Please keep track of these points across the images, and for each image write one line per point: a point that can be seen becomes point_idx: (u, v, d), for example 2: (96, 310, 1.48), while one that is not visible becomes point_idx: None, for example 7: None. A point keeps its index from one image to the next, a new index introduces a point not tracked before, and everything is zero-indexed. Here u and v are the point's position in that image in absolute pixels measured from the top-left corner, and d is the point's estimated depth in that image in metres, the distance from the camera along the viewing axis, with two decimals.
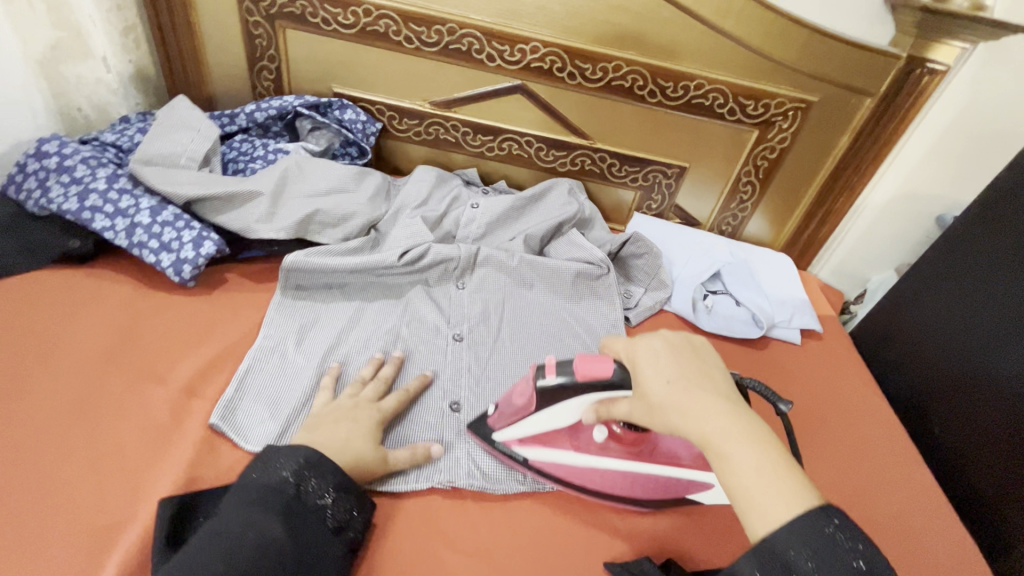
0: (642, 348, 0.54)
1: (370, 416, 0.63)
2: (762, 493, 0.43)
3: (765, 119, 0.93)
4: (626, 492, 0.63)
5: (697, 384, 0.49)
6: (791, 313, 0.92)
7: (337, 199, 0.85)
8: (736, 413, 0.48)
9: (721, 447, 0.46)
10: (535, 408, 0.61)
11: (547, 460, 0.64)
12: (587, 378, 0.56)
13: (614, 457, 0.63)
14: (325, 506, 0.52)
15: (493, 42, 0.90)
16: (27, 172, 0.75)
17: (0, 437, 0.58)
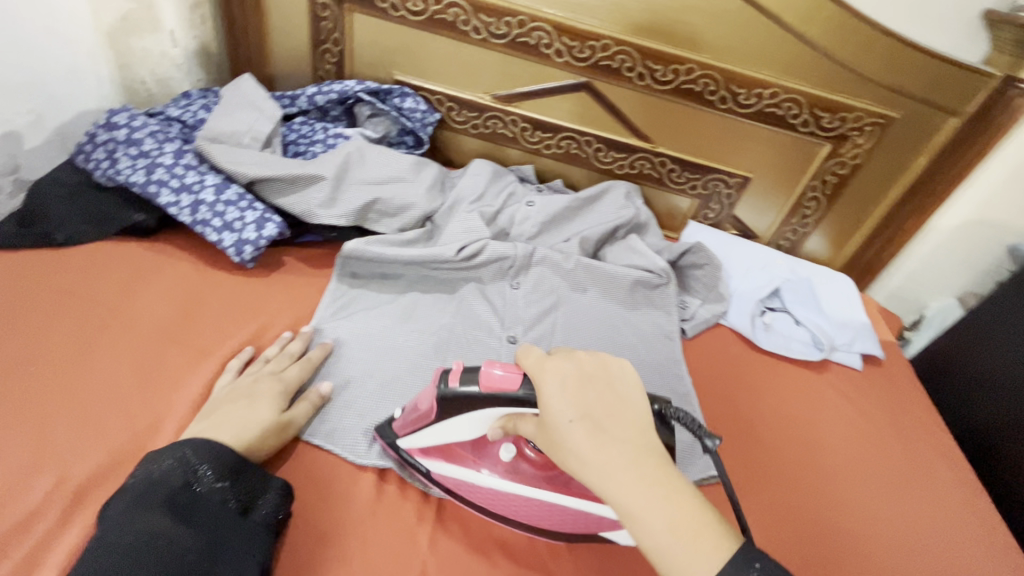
0: (550, 371, 0.48)
1: (268, 389, 0.61)
2: (674, 552, 0.41)
3: (839, 134, 0.89)
4: (532, 520, 0.57)
5: (603, 423, 0.45)
6: (852, 337, 0.88)
7: (395, 188, 0.84)
8: (643, 458, 0.44)
9: (627, 502, 0.42)
10: (435, 417, 0.56)
11: (447, 474, 0.58)
12: (492, 391, 0.51)
13: (522, 478, 0.57)
14: (222, 488, 0.51)
15: (564, 37, 0.87)
16: (97, 142, 0.75)
17: (63, 406, 0.57)
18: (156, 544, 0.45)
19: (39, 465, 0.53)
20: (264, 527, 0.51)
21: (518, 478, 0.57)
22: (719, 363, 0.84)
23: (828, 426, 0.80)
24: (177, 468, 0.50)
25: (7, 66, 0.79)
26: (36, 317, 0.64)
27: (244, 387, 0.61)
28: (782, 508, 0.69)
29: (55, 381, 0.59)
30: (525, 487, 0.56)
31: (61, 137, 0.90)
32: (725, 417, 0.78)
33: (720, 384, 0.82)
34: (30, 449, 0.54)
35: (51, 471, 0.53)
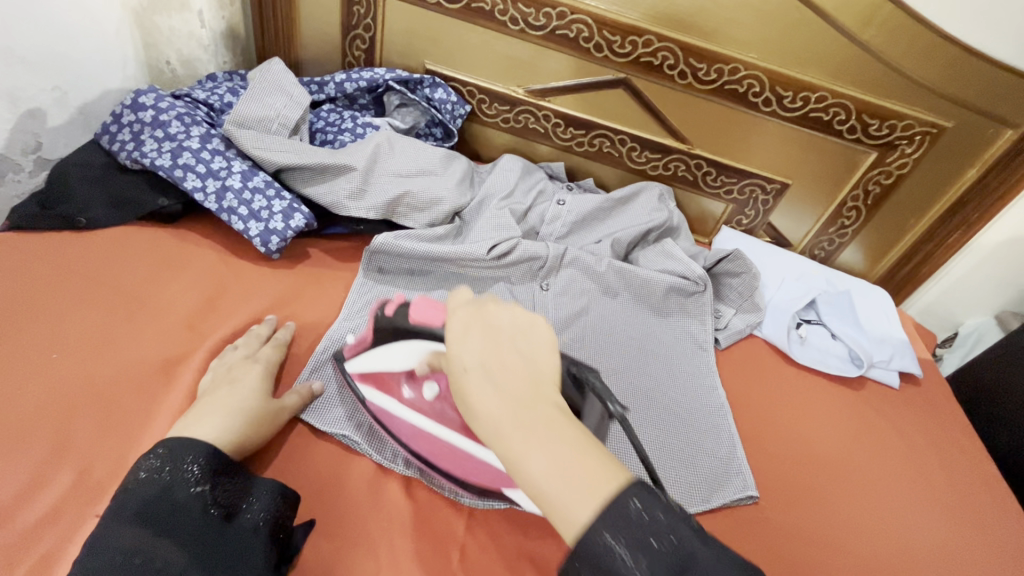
0: (457, 316, 0.45)
1: (247, 371, 0.58)
2: (556, 496, 0.37)
3: (887, 142, 0.86)
4: (440, 463, 0.55)
5: (498, 372, 0.41)
6: (890, 354, 0.85)
7: (425, 182, 0.81)
8: (531, 402, 0.40)
9: (510, 448, 0.38)
10: (371, 342, 0.59)
11: (375, 400, 0.57)
12: (419, 323, 0.55)
13: (444, 420, 0.55)
14: (201, 493, 0.45)
15: (604, 30, 0.84)
16: (123, 123, 0.73)
17: (82, 396, 0.55)
18: (134, 561, 0.40)
19: (60, 458, 0.50)
20: (254, 531, 0.46)
21: (441, 418, 0.55)
22: (753, 376, 0.82)
23: (867, 447, 0.77)
24: (149, 477, 0.45)
25: (34, 40, 0.77)
26: (59, 303, 0.61)
27: (246, 369, 0.58)
28: (823, 532, 0.66)
29: (76, 369, 0.56)
30: (445, 429, 0.55)
31: (84, 116, 0.88)
32: (761, 433, 0.75)
33: (755, 398, 0.79)
34: (49, 441, 0.51)
35: (71, 465, 0.50)
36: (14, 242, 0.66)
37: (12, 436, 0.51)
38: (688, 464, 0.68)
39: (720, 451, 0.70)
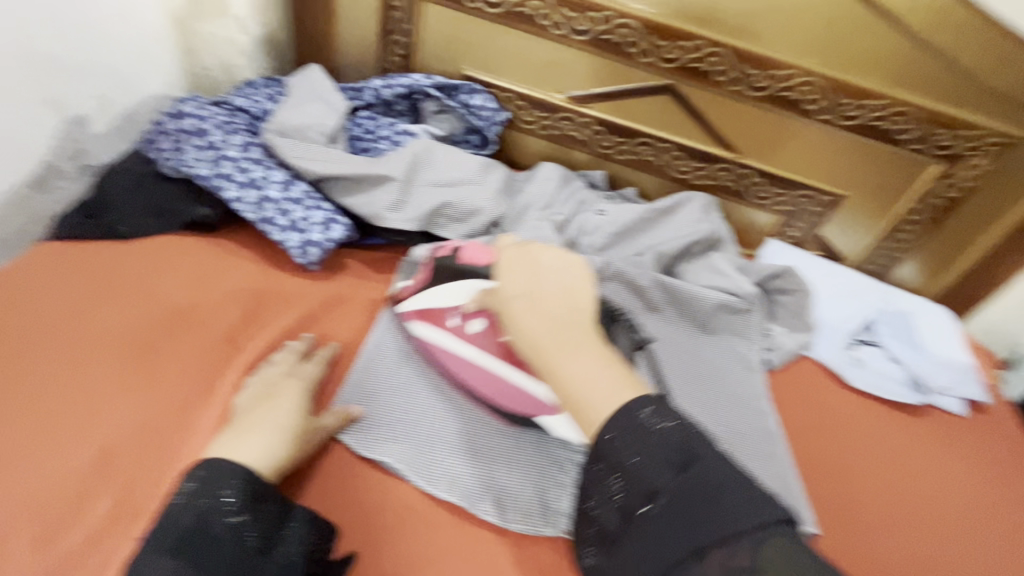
0: (506, 262, 0.57)
1: (295, 388, 0.56)
2: (585, 390, 0.49)
3: (954, 153, 0.81)
4: (483, 392, 0.59)
5: (539, 301, 0.53)
6: (954, 380, 0.80)
7: (464, 191, 0.79)
8: (565, 323, 0.52)
9: (545, 355, 0.51)
10: (424, 283, 0.65)
11: (425, 335, 0.63)
12: (467, 263, 0.64)
13: (488, 351, 0.60)
14: (239, 523, 0.43)
15: (651, 35, 0.81)
16: (164, 132, 0.72)
17: (121, 411, 0.54)
18: None
19: (102, 475, 0.50)
20: (289, 566, 0.44)
21: (485, 350, 0.60)
22: (805, 400, 0.78)
23: (929, 482, 0.72)
24: (187, 504, 0.43)
25: (79, 48, 0.78)
26: (101, 315, 0.61)
27: (286, 385, 0.56)
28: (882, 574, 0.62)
29: (118, 382, 0.56)
30: (489, 358, 0.60)
31: (127, 122, 0.89)
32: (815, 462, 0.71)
33: (806, 423, 0.75)
34: (92, 457, 0.51)
35: (112, 482, 0.50)
36: (59, 252, 0.66)
37: (56, 451, 0.51)
38: None
39: (775, 483, 0.66)
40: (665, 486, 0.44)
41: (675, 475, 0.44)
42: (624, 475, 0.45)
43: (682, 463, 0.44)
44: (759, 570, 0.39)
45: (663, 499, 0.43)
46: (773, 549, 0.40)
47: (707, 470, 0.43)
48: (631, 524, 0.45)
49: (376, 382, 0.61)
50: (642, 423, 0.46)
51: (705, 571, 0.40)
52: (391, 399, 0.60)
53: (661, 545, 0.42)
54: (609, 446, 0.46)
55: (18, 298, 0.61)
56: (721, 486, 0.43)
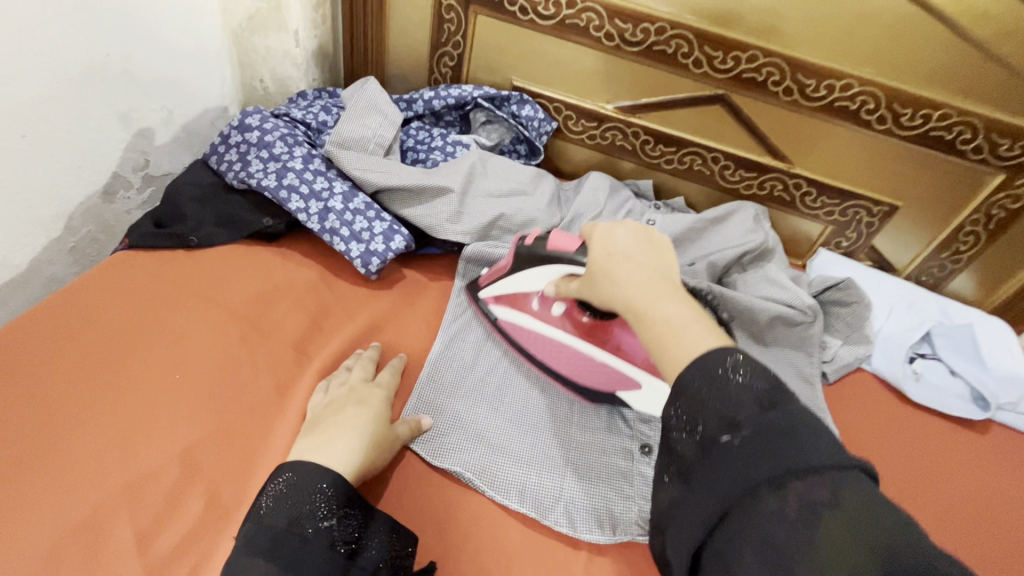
0: (595, 230, 0.55)
1: (376, 395, 0.58)
2: (676, 334, 0.43)
3: (1018, 163, 0.79)
4: (561, 367, 0.65)
5: (635, 257, 0.50)
6: (1019, 395, 0.77)
7: (518, 202, 0.80)
8: (662, 275, 0.48)
9: (639, 301, 0.46)
10: (508, 268, 0.67)
11: (507, 317, 0.69)
12: (554, 249, 0.61)
13: (567, 332, 0.65)
14: (329, 528, 0.44)
15: (705, 46, 0.81)
16: (230, 144, 0.74)
17: (201, 416, 0.56)
18: None
19: (188, 482, 0.51)
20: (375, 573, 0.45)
21: (568, 332, 0.65)
22: (862, 413, 0.77)
23: (996, 503, 0.70)
24: (279, 505, 0.44)
25: (147, 63, 0.80)
26: (178, 323, 0.63)
27: (358, 392, 0.57)
28: None
29: (198, 390, 0.58)
30: (571, 339, 0.65)
31: (186, 134, 0.91)
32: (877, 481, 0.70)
33: (865, 437, 0.74)
34: (177, 464, 0.52)
35: (200, 490, 0.51)
36: (133, 261, 0.68)
37: (143, 458, 0.52)
38: None
39: None
40: (750, 420, 0.36)
41: (760, 410, 0.37)
42: (698, 404, 0.38)
43: (769, 403, 0.37)
44: (840, 509, 0.32)
45: (746, 431, 0.36)
46: (860, 496, 0.33)
47: (800, 414, 0.36)
48: (706, 459, 0.37)
49: (439, 393, 0.63)
50: (725, 365, 0.39)
51: (784, 507, 0.33)
52: (455, 409, 0.61)
53: (731, 474, 0.35)
54: (685, 384, 0.40)
55: (98, 306, 0.63)
56: (811, 428, 0.35)
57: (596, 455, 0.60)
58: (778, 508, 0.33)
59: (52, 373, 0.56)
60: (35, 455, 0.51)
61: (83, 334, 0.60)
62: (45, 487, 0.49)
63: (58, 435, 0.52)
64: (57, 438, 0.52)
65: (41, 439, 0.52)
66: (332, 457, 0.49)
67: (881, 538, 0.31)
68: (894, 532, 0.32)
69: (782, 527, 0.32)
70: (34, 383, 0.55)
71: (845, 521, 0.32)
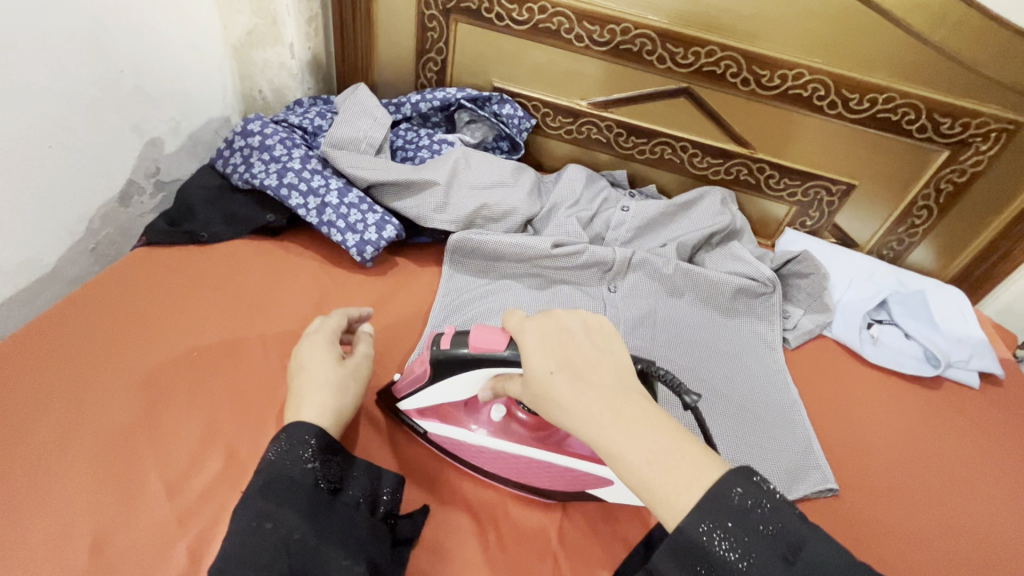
0: (529, 339, 0.49)
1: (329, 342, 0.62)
2: (659, 481, 0.41)
3: (960, 140, 0.85)
4: (510, 475, 0.61)
5: (585, 375, 0.45)
6: (969, 354, 0.84)
7: (499, 193, 0.86)
8: (621, 394, 0.45)
9: (608, 443, 0.42)
10: (425, 379, 0.59)
11: (437, 432, 0.62)
12: (481, 351, 0.53)
13: (509, 438, 0.60)
14: (314, 469, 0.51)
15: (667, 43, 0.88)
16: (235, 148, 0.82)
17: (218, 387, 0.63)
18: (265, 526, 0.46)
19: (207, 442, 0.58)
20: (356, 506, 0.52)
21: (510, 439, 0.60)
22: (823, 376, 0.83)
23: (944, 452, 0.77)
24: (272, 454, 0.50)
25: (155, 78, 0.88)
26: (194, 309, 0.70)
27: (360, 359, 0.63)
28: (901, 529, 0.67)
29: (214, 367, 0.64)
30: (515, 446, 0.60)
31: (192, 142, 0.99)
32: (834, 433, 0.77)
33: (824, 397, 0.81)
34: (198, 430, 0.59)
35: (218, 450, 0.58)
36: (151, 256, 0.75)
37: (166, 425, 0.59)
38: (767, 457, 0.70)
39: (798, 446, 0.71)
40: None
41: (786, 568, 0.38)
42: (725, 566, 0.38)
43: (793, 556, 0.38)
44: None
45: None
46: None
47: (822, 559, 0.38)
48: None
49: None
50: (738, 512, 0.39)
51: None
52: None
53: None
54: (695, 541, 0.39)
55: (120, 296, 0.70)
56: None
57: None
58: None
59: (83, 354, 0.63)
60: (72, 422, 0.58)
61: (108, 321, 0.67)
62: (81, 449, 0.56)
63: (91, 406, 0.59)
64: (91, 408, 0.59)
65: (76, 410, 0.59)
66: (334, 412, 0.55)
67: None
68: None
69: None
70: (68, 362, 0.62)
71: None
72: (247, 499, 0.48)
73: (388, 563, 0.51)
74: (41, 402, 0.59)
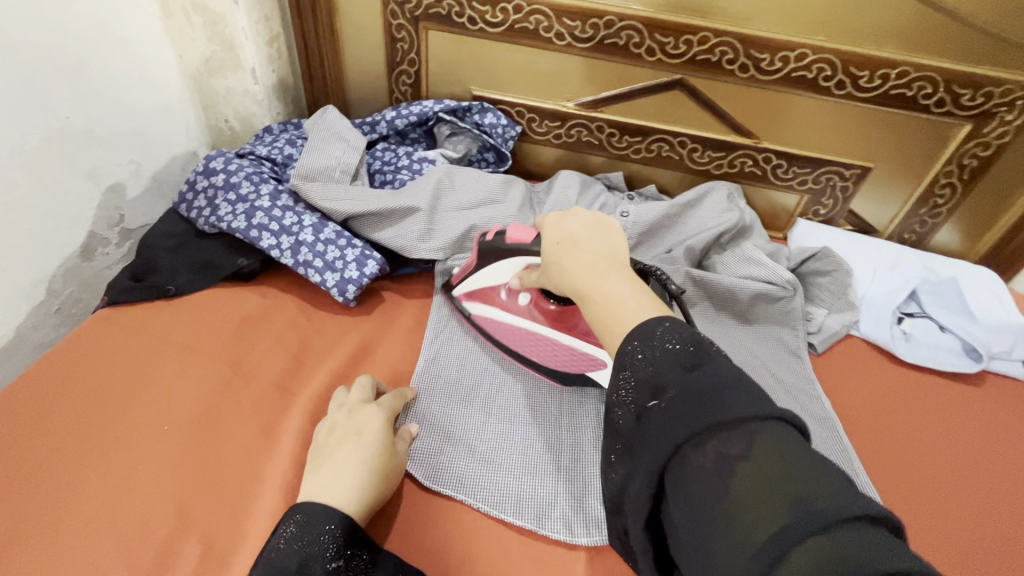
0: (549, 222, 0.55)
1: (370, 416, 0.56)
2: (621, 315, 0.42)
3: (983, 111, 0.78)
4: (529, 354, 0.67)
5: (587, 245, 0.50)
6: (1011, 343, 0.78)
7: (488, 212, 0.80)
8: (610, 257, 0.48)
9: (588, 284, 0.46)
10: (475, 265, 0.69)
11: (479, 311, 0.71)
12: (514, 242, 0.61)
13: (534, 319, 0.67)
14: (337, 569, 0.44)
15: (655, 34, 0.81)
16: (197, 190, 0.75)
17: (194, 463, 0.57)
18: None
19: (184, 530, 0.52)
20: None
21: (534, 320, 0.67)
22: (855, 381, 0.76)
23: (997, 456, 0.70)
24: (292, 547, 0.44)
25: (106, 120, 0.81)
26: (163, 374, 0.64)
27: (348, 418, 0.56)
28: (953, 550, 0.61)
29: (187, 440, 0.58)
30: (537, 325, 0.67)
31: (157, 183, 0.92)
32: (872, 444, 0.70)
33: (857, 406, 0.74)
34: (172, 516, 0.53)
35: (196, 538, 0.52)
36: (113, 317, 0.69)
37: (138, 513, 0.53)
38: None
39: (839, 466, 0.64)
40: (673, 386, 0.36)
41: (683, 373, 0.36)
42: (632, 369, 0.38)
43: (692, 364, 0.36)
44: (754, 460, 0.31)
45: (670, 394, 0.35)
46: (775, 446, 0.32)
47: (720, 371, 0.35)
48: (641, 428, 0.37)
49: (433, 417, 0.63)
50: (657, 338, 0.39)
51: (702, 464, 0.32)
52: (445, 423, 0.63)
53: (658, 438, 0.34)
54: (624, 351, 0.40)
55: (82, 367, 0.63)
56: (732, 385, 0.34)
57: (590, 455, 0.61)
58: (698, 463, 0.32)
59: (41, 439, 0.57)
60: (32, 522, 0.52)
61: (69, 397, 0.61)
62: (41, 553, 0.50)
63: (54, 498, 0.53)
64: (52, 502, 0.53)
65: (36, 505, 0.53)
66: (319, 489, 0.49)
67: (794, 481, 0.30)
68: (817, 487, 0.30)
69: (701, 484, 0.32)
70: (25, 449, 0.56)
71: (759, 470, 0.31)
72: None
73: None
74: None
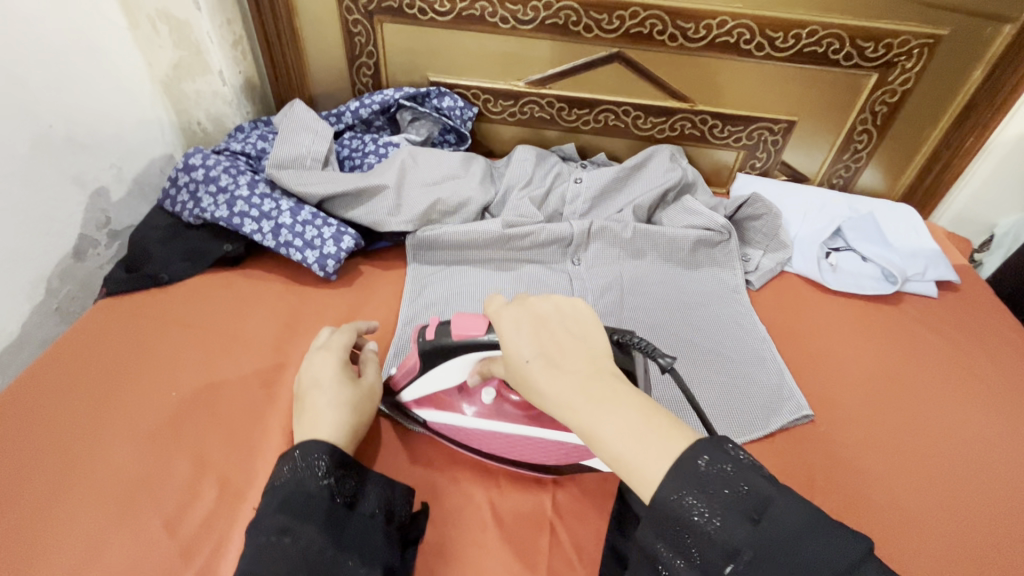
0: (506, 324, 0.49)
1: (324, 358, 0.64)
2: (635, 456, 0.41)
3: (885, 61, 0.88)
4: (510, 452, 0.62)
5: (561, 358, 0.46)
6: (924, 265, 0.88)
7: (451, 186, 0.88)
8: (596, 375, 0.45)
9: (589, 424, 0.42)
10: (419, 367, 0.60)
11: (440, 419, 0.63)
12: (463, 337, 0.55)
13: (505, 416, 0.61)
14: (329, 484, 0.52)
15: (591, 11, 0.89)
16: (179, 185, 0.81)
17: (203, 421, 0.64)
18: (284, 540, 0.47)
19: (200, 475, 0.59)
20: (372, 517, 0.53)
21: (504, 418, 0.61)
22: (790, 309, 0.86)
23: (912, 360, 0.80)
24: (291, 474, 0.51)
25: (85, 129, 0.86)
26: (164, 351, 0.70)
27: (310, 362, 0.64)
28: (868, 437, 0.71)
29: (194, 402, 0.65)
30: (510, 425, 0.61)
31: (138, 185, 0.98)
32: (801, 358, 0.80)
33: (792, 330, 0.83)
34: (188, 464, 0.60)
35: (212, 480, 0.59)
36: (113, 305, 0.75)
37: (157, 464, 0.60)
38: (746, 395, 0.72)
39: (772, 378, 0.74)
40: (746, 544, 0.37)
41: (752, 527, 0.37)
42: (692, 532, 0.38)
43: (757, 513, 0.38)
44: None
45: (747, 556, 0.37)
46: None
47: (784, 513, 0.37)
48: None
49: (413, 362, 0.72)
50: (704, 479, 0.39)
51: None
52: None
53: None
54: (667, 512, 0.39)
55: (87, 351, 0.69)
56: (801, 530, 0.37)
57: None
58: None
59: (62, 413, 0.63)
60: (63, 480, 0.58)
61: (80, 377, 0.67)
62: (73, 506, 0.56)
63: (79, 460, 0.60)
64: (77, 463, 0.59)
65: (63, 467, 0.59)
66: (316, 425, 0.56)
67: None
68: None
69: None
70: (49, 421, 0.62)
71: None
72: (266, 516, 0.49)
73: (400, 567, 0.52)
74: (26, 466, 0.59)
